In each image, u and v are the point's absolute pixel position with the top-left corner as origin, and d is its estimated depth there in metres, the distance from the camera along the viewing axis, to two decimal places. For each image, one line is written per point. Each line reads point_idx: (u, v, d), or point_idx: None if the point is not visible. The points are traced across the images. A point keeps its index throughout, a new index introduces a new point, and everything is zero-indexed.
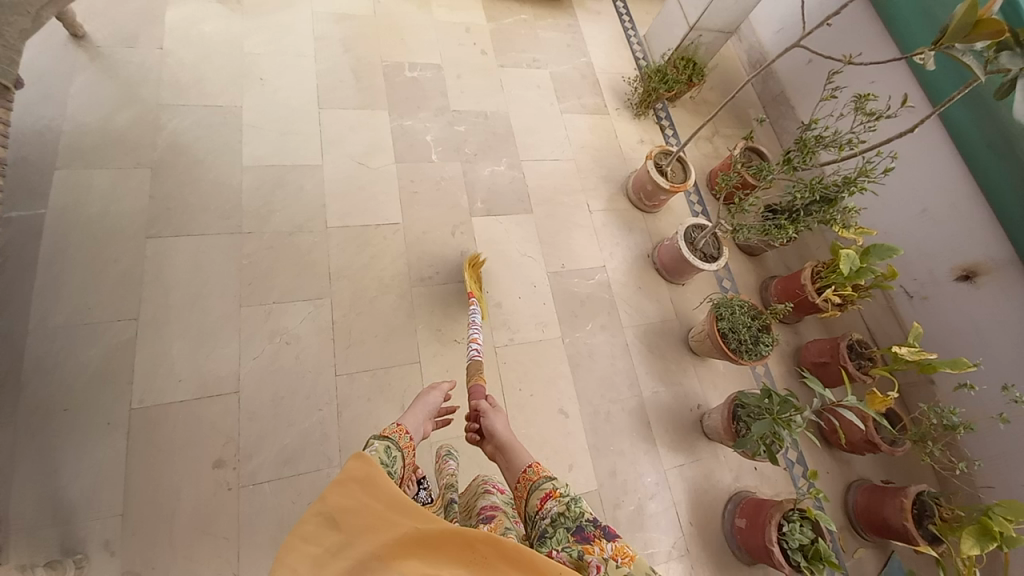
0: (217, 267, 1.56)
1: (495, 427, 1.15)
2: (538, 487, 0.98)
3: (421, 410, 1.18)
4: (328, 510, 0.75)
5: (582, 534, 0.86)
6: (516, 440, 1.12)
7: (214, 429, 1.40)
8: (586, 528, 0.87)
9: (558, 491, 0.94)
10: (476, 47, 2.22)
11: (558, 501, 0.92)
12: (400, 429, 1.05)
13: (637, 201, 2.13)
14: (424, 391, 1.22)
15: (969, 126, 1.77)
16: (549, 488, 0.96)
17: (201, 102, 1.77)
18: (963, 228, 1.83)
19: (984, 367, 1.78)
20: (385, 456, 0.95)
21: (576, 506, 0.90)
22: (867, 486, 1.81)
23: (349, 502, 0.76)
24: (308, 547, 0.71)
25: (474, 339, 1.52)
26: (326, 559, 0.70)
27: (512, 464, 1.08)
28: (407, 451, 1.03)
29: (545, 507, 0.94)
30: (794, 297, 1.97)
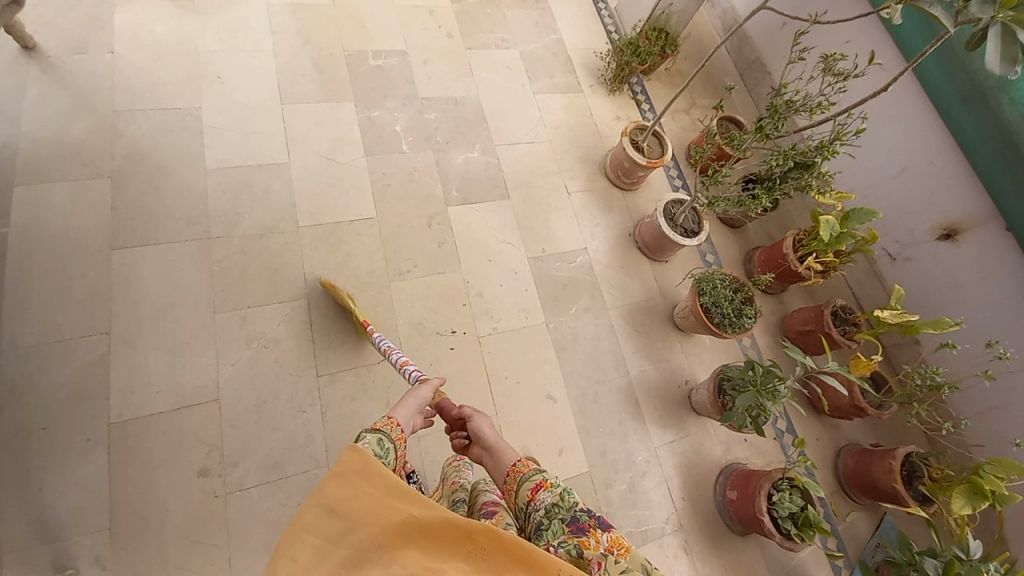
0: (188, 275, 1.53)
1: (483, 429, 1.09)
2: (528, 478, 0.96)
3: (411, 405, 1.11)
4: (328, 501, 0.78)
5: (577, 525, 0.86)
6: (504, 441, 1.06)
7: (198, 439, 1.39)
8: (581, 518, 0.87)
9: (548, 482, 0.94)
10: (442, 31, 2.16)
11: (550, 492, 0.92)
12: (392, 422, 1.00)
13: (615, 179, 2.09)
14: (415, 385, 1.15)
15: (942, 81, 1.74)
16: (539, 479, 0.95)
17: (158, 106, 1.71)
18: (942, 185, 1.82)
19: (967, 324, 1.78)
20: (378, 448, 0.93)
21: (570, 497, 0.90)
22: (856, 450, 1.83)
23: (348, 493, 0.78)
24: (309, 537, 0.74)
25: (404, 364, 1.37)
26: (327, 549, 0.73)
27: (499, 464, 1.05)
28: (401, 444, 0.99)
29: (537, 499, 0.93)
30: (777, 267, 1.96)
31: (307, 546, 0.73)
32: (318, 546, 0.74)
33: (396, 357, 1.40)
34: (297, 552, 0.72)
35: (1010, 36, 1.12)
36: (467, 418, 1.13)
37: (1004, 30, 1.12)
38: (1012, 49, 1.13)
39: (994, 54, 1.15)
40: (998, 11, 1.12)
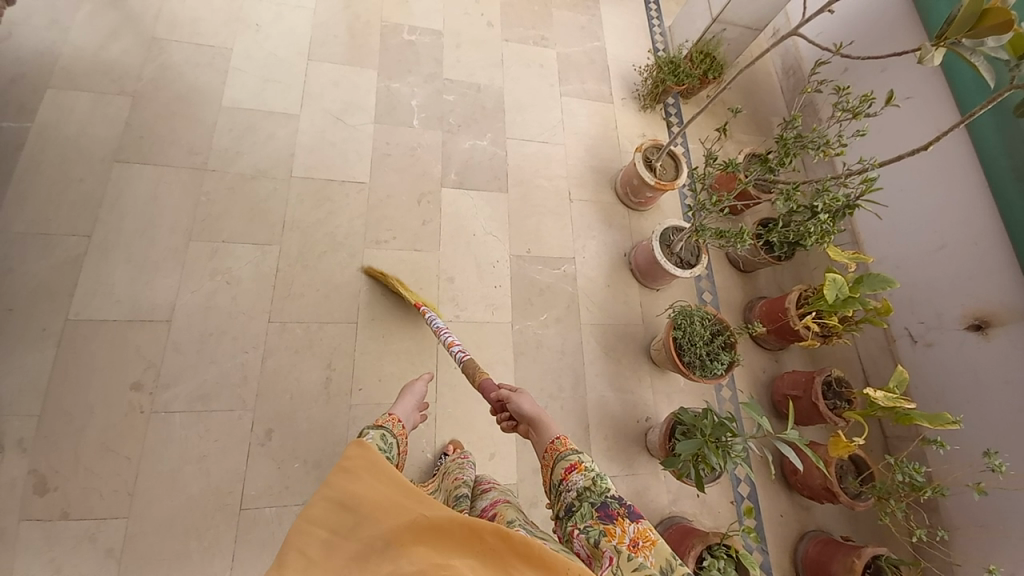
0: (175, 200, 1.59)
1: (521, 406, 1.07)
2: (563, 458, 0.94)
3: (410, 400, 1.21)
4: (336, 496, 0.77)
5: (606, 512, 0.84)
6: (544, 415, 1.04)
7: (140, 354, 1.43)
8: (611, 505, 0.85)
9: (583, 464, 0.91)
10: (483, 18, 2.16)
11: (583, 475, 0.89)
12: (393, 418, 1.10)
13: (624, 196, 2.00)
14: (410, 381, 1.25)
15: (998, 153, 1.54)
16: (574, 460, 0.93)
17: (193, 40, 1.80)
18: (981, 269, 1.61)
19: (980, 429, 1.57)
20: (381, 443, 1.00)
21: (602, 482, 0.88)
22: (822, 538, 1.64)
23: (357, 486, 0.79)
24: (319, 530, 0.73)
25: (454, 343, 1.37)
26: (337, 542, 0.72)
27: (539, 441, 1.03)
28: (402, 439, 1.08)
29: (569, 480, 0.90)
30: (775, 321, 1.80)
31: (317, 539, 0.72)
32: (328, 539, 0.72)
33: (444, 337, 1.41)
34: (308, 544, 0.70)
35: None
36: (507, 398, 1.11)
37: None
38: None
39: None
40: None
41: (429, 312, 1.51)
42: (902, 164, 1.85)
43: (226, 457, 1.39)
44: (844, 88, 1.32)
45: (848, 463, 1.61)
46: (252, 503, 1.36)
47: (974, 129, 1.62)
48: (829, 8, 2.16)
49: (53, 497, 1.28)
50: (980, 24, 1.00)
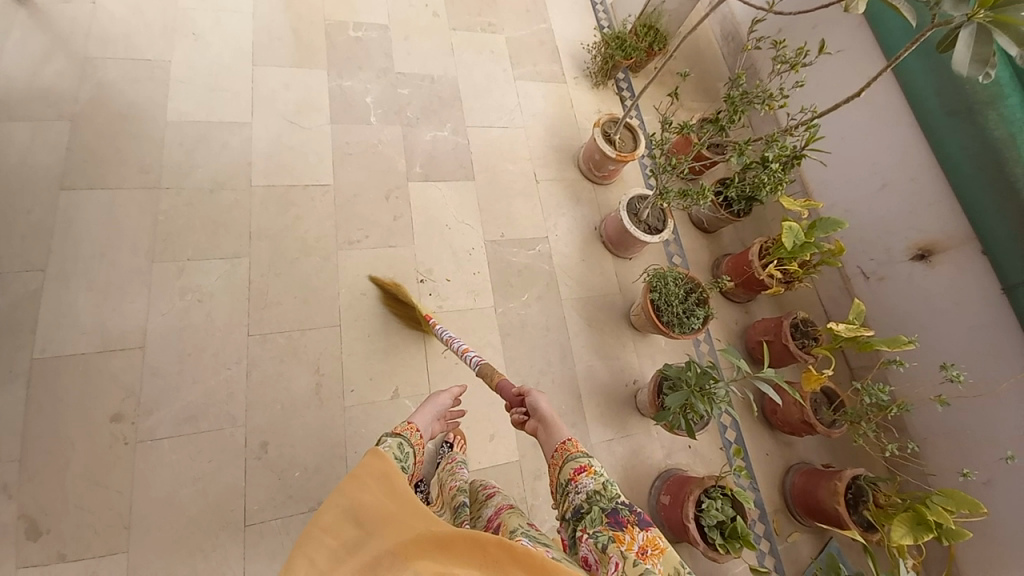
0: (132, 221, 1.53)
1: (539, 404, 1.14)
2: (572, 459, 1.00)
3: (431, 410, 1.21)
4: (346, 505, 0.79)
5: (615, 518, 0.89)
6: (558, 417, 1.10)
7: (118, 383, 1.38)
8: (620, 511, 0.90)
9: (593, 468, 0.97)
10: (427, 9, 2.15)
11: (593, 478, 0.95)
12: (412, 428, 1.11)
13: (587, 172, 2.05)
14: (435, 392, 1.25)
15: (930, 94, 1.65)
16: (584, 463, 0.98)
17: (128, 55, 1.72)
18: (921, 204, 1.74)
19: (934, 349, 1.71)
20: (398, 452, 1.01)
21: (611, 487, 0.94)
22: (806, 469, 1.75)
23: (367, 496, 0.80)
24: (327, 538, 0.75)
25: (467, 350, 1.40)
26: (344, 552, 0.74)
27: (548, 441, 1.09)
28: (419, 449, 1.09)
29: (578, 481, 0.96)
30: (742, 274, 1.90)
31: (325, 547, 0.74)
32: (335, 548, 0.74)
33: (456, 345, 1.42)
34: (315, 553, 0.73)
35: (985, 36, 1.10)
36: (526, 393, 1.19)
37: (980, 30, 1.10)
38: (985, 49, 1.11)
39: (966, 51, 1.13)
40: (975, 11, 1.09)
41: (439, 325, 1.49)
42: (841, 114, 1.97)
43: (223, 474, 1.36)
44: (780, 43, 1.40)
45: (821, 396, 1.73)
46: (257, 516, 1.35)
47: (904, 75, 1.74)
48: None
49: (44, 541, 1.23)
50: None
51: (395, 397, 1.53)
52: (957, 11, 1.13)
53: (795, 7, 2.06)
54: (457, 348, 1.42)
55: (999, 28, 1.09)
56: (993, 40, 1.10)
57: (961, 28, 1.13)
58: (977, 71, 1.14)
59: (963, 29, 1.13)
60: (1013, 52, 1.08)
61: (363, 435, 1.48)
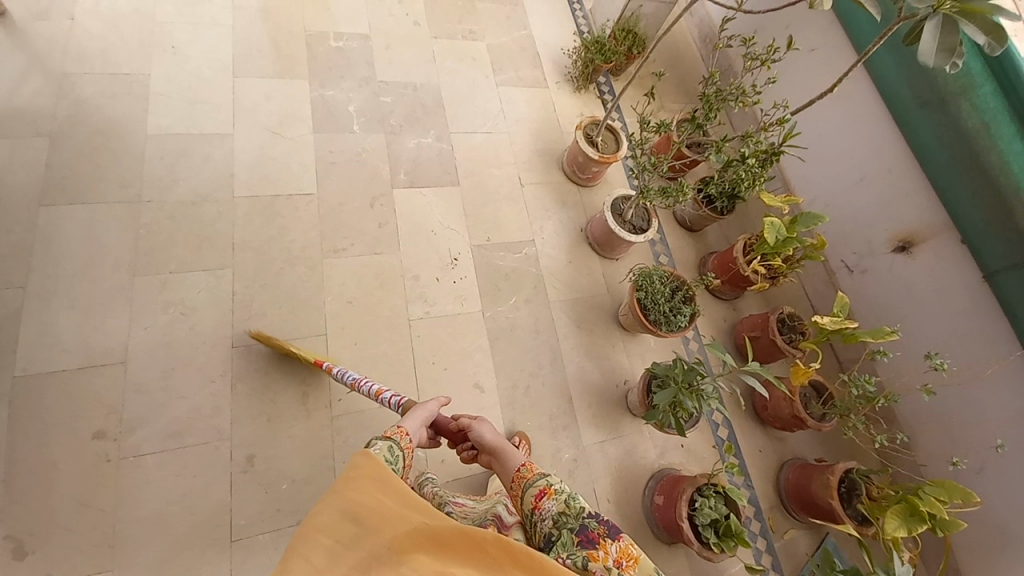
0: (113, 236, 1.52)
1: (483, 436, 1.12)
2: (532, 485, 0.99)
3: (421, 415, 1.12)
4: (342, 506, 0.79)
5: (586, 535, 0.86)
6: (507, 444, 1.10)
7: (101, 400, 1.36)
8: (589, 526, 0.88)
9: (552, 488, 0.96)
10: (408, 18, 2.17)
11: (555, 499, 0.94)
12: (401, 431, 1.03)
13: (572, 175, 2.06)
14: (423, 399, 1.18)
15: (901, 88, 1.69)
16: (543, 485, 0.98)
17: (107, 71, 1.72)
18: (899, 196, 1.77)
19: (920, 339, 1.73)
20: (388, 455, 0.95)
21: (575, 504, 0.92)
22: (799, 464, 1.76)
23: (364, 498, 0.81)
24: (323, 539, 0.76)
25: (383, 392, 1.24)
26: (340, 550, 0.75)
27: (505, 469, 1.08)
28: (409, 453, 1.01)
29: (542, 507, 0.95)
30: (728, 271, 1.91)
31: (321, 546, 0.75)
32: (331, 546, 0.76)
33: (368, 387, 1.28)
34: (311, 551, 0.74)
35: (951, 26, 1.14)
36: (467, 428, 1.15)
37: (946, 20, 1.14)
38: (952, 39, 1.15)
39: (931, 42, 1.17)
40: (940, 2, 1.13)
41: (337, 366, 1.36)
42: (818, 111, 2.00)
43: (210, 491, 1.34)
44: (749, 39, 1.41)
45: (810, 390, 1.74)
46: (244, 532, 1.32)
47: (875, 70, 1.78)
48: None
49: (25, 566, 1.20)
50: None
51: (384, 405, 1.52)
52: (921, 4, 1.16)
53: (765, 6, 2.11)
54: (373, 390, 1.27)
55: (964, 17, 1.12)
56: (958, 29, 1.13)
57: (927, 20, 1.16)
58: (945, 60, 1.16)
59: (930, 21, 1.16)
60: (980, 41, 1.12)
61: (353, 444, 1.46)
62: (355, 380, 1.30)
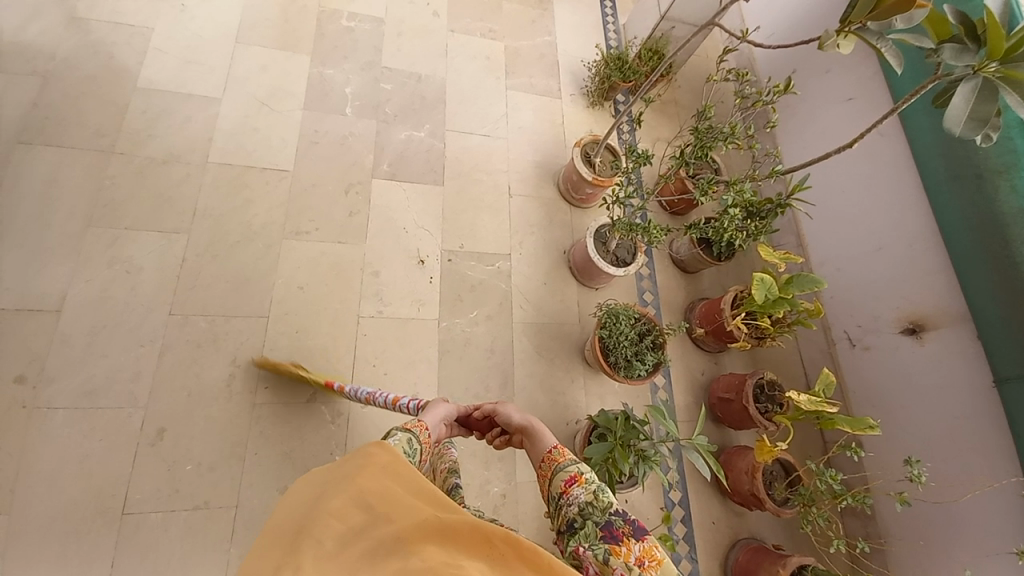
0: (77, 184, 1.51)
1: (510, 416, 1.03)
2: (562, 469, 0.86)
3: (437, 413, 1.05)
4: (353, 493, 0.70)
5: (610, 531, 0.75)
6: (535, 420, 0.99)
7: (26, 346, 1.34)
8: (614, 523, 0.76)
9: (583, 477, 0.83)
10: (428, 8, 2.10)
11: (585, 488, 0.81)
12: (422, 425, 0.97)
13: (566, 194, 1.95)
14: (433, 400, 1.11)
15: (933, 152, 1.50)
16: (574, 472, 0.85)
17: (111, 20, 1.71)
18: (915, 274, 1.58)
19: (915, 436, 1.54)
20: (407, 448, 0.89)
21: (604, 497, 0.80)
22: (753, 545, 1.59)
23: (375, 485, 0.71)
24: (328, 526, 0.65)
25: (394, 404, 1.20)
26: (347, 539, 0.64)
27: (534, 449, 0.96)
28: (427, 448, 0.95)
29: (569, 493, 0.82)
30: (712, 323, 1.76)
31: (331, 531, 0.65)
32: (340, 533, 0.65)
33: (382, 399, 1.24)
34: (316, 537, 0.64)
35: (989, 92, 0.95)
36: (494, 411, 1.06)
37: (985, 85, 0.95)
38: (988, 106, 0.95)
39: (962, 108, 0.97)
40: (983, 63, 0.95)
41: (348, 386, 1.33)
42: (843, 166, 1.83)
43: (112, 457, 1.30)
44: (743, 75, 1.40)
45: (778, 468, 1.59)
46: (137, 506, 1.27)
47: (909, 128, 1.58)
48: (773, 6, 2.11)
49: None
50: (882, 3, 0.98)
51: (311, 401, 1.45)
52: (959, 62, 0.98)
53: (766, 41, 2.14)
54: (387, 402, 1.24)
55: (1007, 85, 0.94)
56: (998, 98, 0.94)
57: (963, 81, 0.98)
58: (975, 131, 0.96)
59: (965, 82, 0.98)
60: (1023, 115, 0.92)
61: (268, 437, 1.40)
62: (369, 394, 1.28)
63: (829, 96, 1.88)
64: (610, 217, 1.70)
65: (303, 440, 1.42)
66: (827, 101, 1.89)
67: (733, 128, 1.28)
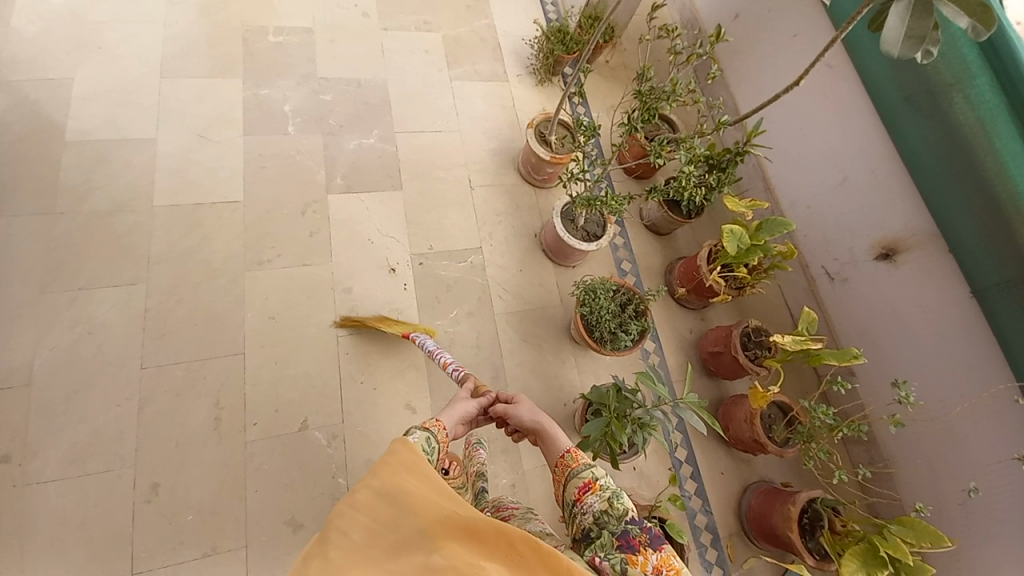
0: (22, 250, 1.45)
1: (523, 418, 0.99)
2: (576, 475, 0.86)
3: (456, 412, 1.03)
4: (380, 486, 0.72)
5: (627, 540, 0.76)
6: (550, 424, 0.96)
7: (2, 424, 1.30)
8: (631, 532, 0.77)
9: (598, 483, 0.84)
10: (357, 9, 2.03)
11: (600, 496, 0.82)
12: (440, 423, 0.95)
13: (527, 176, 1.92)
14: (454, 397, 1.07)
15: (884, 74, 1.48)
16: (588, 478, 0.85)
17: (28, 74, 1.64)
18: (882, 199, 1.58)
19: (906, 358, 1.56)
20: (426, 446, 0.88)
21: (620, 504, 0.81)
22: (763, 489, 1.61)
23: (403, 480, 0.74)
24: (360, 517, 0.69)
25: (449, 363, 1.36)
26: (376, 531, 0.67)
27: (549, 451, 0.95)
28: (446, 447, 0.94)
29: (584, 501, 0.83)
30: (692, 280, 1.75)
31: (359, 522, 0.68)
32: (369, 526, 0.68)
33: (441, 359, 1.40)
34: (348, 527, 0.67)
35: (923, 8, 0.92)
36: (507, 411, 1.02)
37: (918, 0, 0.92)
38: (922, 24, 0.94)
39: (897, 28, 0.96)
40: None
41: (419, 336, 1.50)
42: (797, 103, 1.81)
43: (111, 519, 1.28)
44: (672, 30, 1.39)
45: (776, 412, 1.61)
46: (146, 564, 1.26)
47: (858, 55, 1.56)
48: None
49: None
50: None
51: (304, 429, 1.43)
52: None
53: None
54: (443, 360, 1.39)
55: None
56: (931, 13, 0.92)
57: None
58: (913, 49, 0.96)
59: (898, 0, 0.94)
60: (961, 24, 0.92)
61: (266, 471, 1.39)
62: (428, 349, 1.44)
63: (774, 35, 1.86)
64: (571, 194, 1.68)
65: (302, 468, 1.41)
66: (773, 40, 1.87)
67: (675, 85, 1.27)
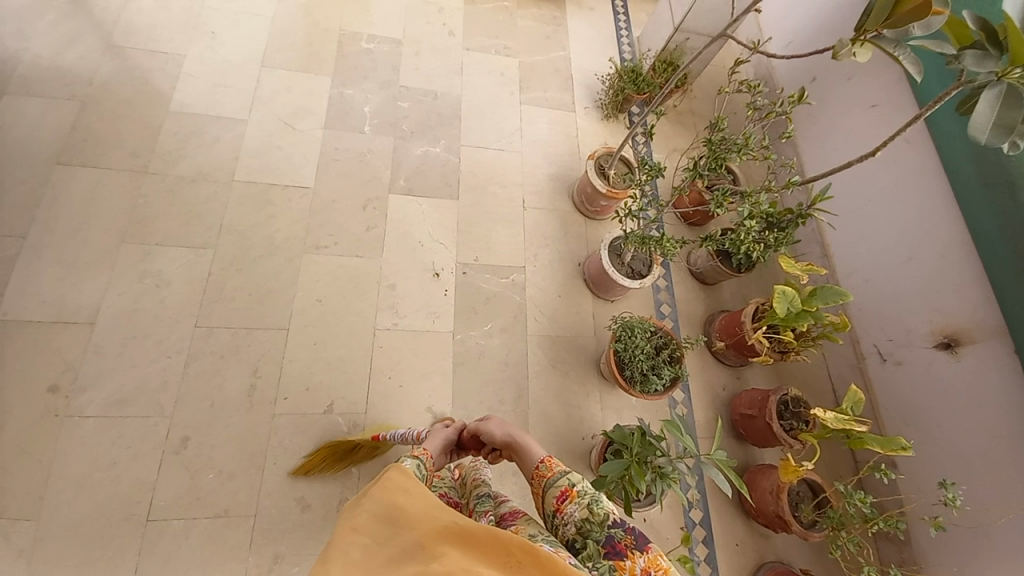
0: (112, 202, 1.59)
1: (495, 434, 1.05)
2: (552, 485, 0.86)
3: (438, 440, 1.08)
4: (377, 507, 0.73)
5: (613, 546, 0.74)
6: (523, 438, 1.00)
7: (63, 356, 1.41)
8: (615, 536, 0.75)
9: (575, 490, 0.83)
10: (444, 28, 2.16)
11: (578, 505, 0.81)
12: (426, 451, 0.98)
13: (580, 205, 1.94)
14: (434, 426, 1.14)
15: (965, 157, 1.43)
16: (564, 486, 0.85)
17: (148, 48, 1.82)
18: (948, 284, 1.50)
19: (955, 458, 1.45)
20: (418, 473, 0.91)
21: (600, 509, 0.79)
22: (779, 570, 1.51)
23: (399, 499, 0.74)
24: (357, 535, 0.68)
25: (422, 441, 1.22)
26: (374, 546, 0.67)
27: (525, 464, 0.98)
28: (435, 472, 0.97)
29: (564, 511, 0.82)
30: (733, 335, 1.71)
31: (357, 541, 0.67)
32: (366, 542, 0.67)
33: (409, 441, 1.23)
34: (346, 543, 0.67)
35: (1015, 99, 0.91)
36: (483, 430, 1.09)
37: (1010, 91, 0.91)
38: (1013, 113, 0.91)
39: (987, 114, 0.93)
40: (1007, 70, 0.91)
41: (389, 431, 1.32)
42: (868, 174, 1.77)
43: (137, 465, 1.34)
44: (754, 87, 1.40)
45: (805, 489, 1.53)
46: (159, 516, 1.30)
47: (939, 135, 1.52)
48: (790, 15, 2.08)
49: None
50: (897, 11, 0.96)
51: (327, 413, 1.47)
52: (981, 68, 0.94)
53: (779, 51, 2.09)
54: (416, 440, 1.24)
55: None
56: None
57: (987, 88, 0.94)
58: (1001, 138, 0.93)
59: (989, 89, 0.93)
60: None
61: (285, 447, 1.42)
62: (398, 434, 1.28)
63: (852, 101, 1.83)
64: (624, 229, 1.68)
65: (318, 451, 1.43)
66: (849, 107, 1.85)
67: (748, 139, 1.28)
